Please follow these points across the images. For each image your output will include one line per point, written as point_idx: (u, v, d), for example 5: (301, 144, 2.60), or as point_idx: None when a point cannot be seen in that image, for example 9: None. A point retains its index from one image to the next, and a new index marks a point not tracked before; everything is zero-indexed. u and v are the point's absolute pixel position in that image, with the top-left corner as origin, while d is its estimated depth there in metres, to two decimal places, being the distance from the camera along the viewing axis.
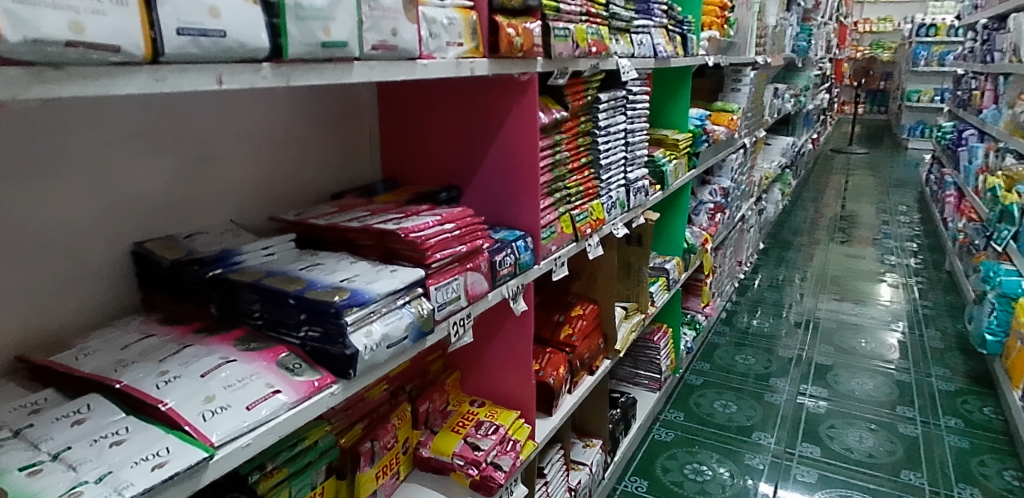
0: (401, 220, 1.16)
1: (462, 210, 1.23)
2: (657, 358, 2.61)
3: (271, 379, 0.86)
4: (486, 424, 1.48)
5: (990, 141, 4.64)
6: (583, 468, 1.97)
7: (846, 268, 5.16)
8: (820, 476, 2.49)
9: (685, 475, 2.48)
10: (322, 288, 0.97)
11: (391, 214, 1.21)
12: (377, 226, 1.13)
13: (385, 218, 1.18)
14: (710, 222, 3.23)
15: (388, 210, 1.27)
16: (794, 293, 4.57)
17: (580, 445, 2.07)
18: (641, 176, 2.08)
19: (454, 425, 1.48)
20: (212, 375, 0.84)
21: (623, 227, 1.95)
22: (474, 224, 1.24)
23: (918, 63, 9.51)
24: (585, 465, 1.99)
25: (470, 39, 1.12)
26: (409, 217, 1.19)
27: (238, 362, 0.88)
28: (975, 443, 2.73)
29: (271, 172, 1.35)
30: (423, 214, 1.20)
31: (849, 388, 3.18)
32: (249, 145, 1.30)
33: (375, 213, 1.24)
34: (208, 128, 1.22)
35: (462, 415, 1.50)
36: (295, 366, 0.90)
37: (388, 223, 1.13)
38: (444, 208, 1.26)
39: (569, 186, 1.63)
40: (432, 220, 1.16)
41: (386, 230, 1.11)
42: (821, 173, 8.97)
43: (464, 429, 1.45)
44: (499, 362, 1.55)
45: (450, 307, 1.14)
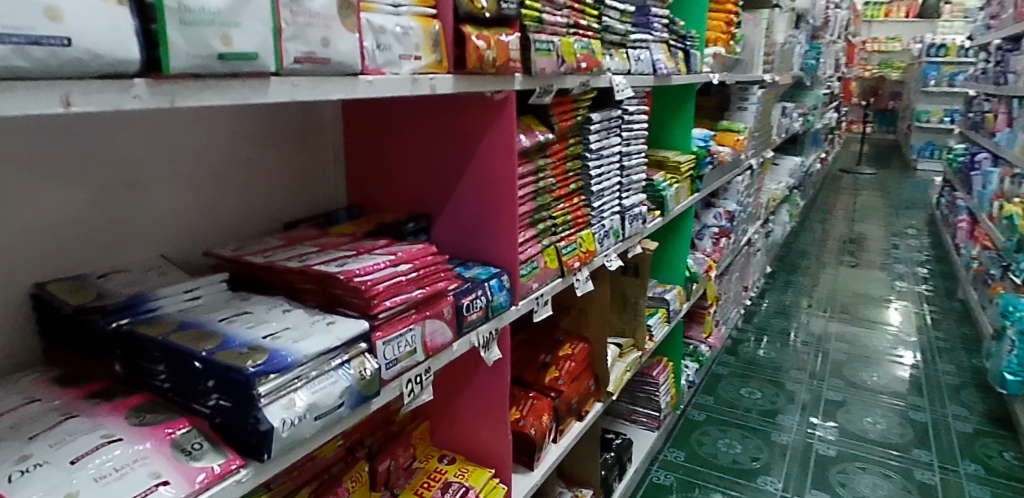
0: (348, 260, 0.99)
1: (423, 248, 1.07)
2: (656, 394, 2.43)
3: (160, 466, 0.71)
4: (454, 485, 1.30)
5: (1006, 165, 4.46)
6: None
7: (856, 293, 4.97)
8: None
9: None
10: (237, 348, 0.81)
11: (341, 251, 1.05)
12: (318, 268, 0.97)
13: (332, 256, 1.02)
14: (714, 247, 3.07)
15: (340, 244, 1.11)
16: (802, 319, 4.38)
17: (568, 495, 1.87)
18: (638, 202, 1.92)
19: (417, 487, 1.31)
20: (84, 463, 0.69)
21: (618, 258, 1.78)
22: (437, 263, 1.07)
23: (929, 83, 9.34)
24: None
25: (431, 51, 0.97)
26: (359, 255, 1.02)
27: (123, 443, 0.72)
28: (996, 493, 2.53)
29: (213, 199, 1.19)
30: (376, 252, 1.04)
31: (860, 427, 2.98)
32: (187, 169, 1.14)
33: (324, 248, 1.08)
34: (136, 151, 1.06)
35: (428, 475, 1.34)
36: (195, 447, 0.75)
37: (332, 265, 0.97)
38: (404, 244, 1.10)
39: (555, 215, 1.47)
40: (384, 261, 1.00)
41: (327, 273, 0.94)
42: (830, 193, 8.78)
43: (428, 493, 1.29)
44: (472, 415, 1.38)
45: (402, 364, 0.98)
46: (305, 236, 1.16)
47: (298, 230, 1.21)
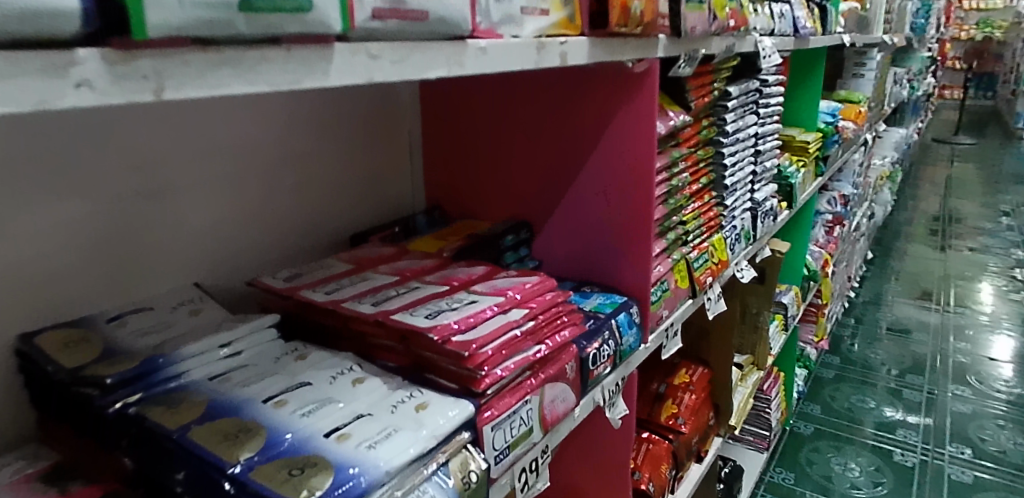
0: (443, 304, 0.71)
1: (542, 279, 0.78)
2: (767, 411, 2.08)
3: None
4: None
5: None
6: None
7: (972, 279, 4.42)
8: None
9: None
10: (288, 460, 0.53)
11: (430, 286, 0.76)
12: (399, 317, 0.68)
13: (419, 295, 0.73)
14: (828, 238, 2.72)
15: (427, 271, 0.82)
16: (915, 310, 3.90)
17: None
18: (769, 194, 1.57)
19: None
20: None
21: (749, 266, 1.46)
22: (563, 300, 0.78)
23: None
24: None
25: (560, 3, 0.66)
26: (455, 294, 0.74)
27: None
28: None
29: (259, 205, 0.91)
30: (478, 288, 0.75)
31: (999, 447, 2.59)
32: (226, 170, 0.86)
33: (407, 279, 0.80)
34: (160, 151, 0.78)
35: None
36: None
37: (422, 313, 0.68)
38: (514, 272, 0.81)
39: (687, 219, 1.14)
40: (492, 306, 0.70)
41: (414, 328, 0.66)
42: (921, 163, 8.03)
43: None
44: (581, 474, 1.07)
45: (514, 452, 0.70)
46: (378, 256, 0.89)
47: (367, 247, 0.93)
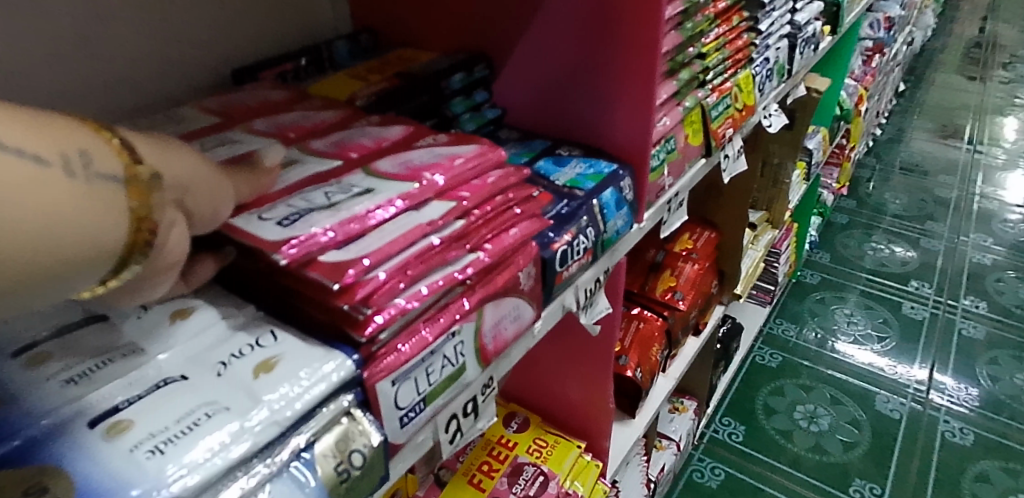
0: (318, 197, 0.46)
1: (480, 154, 0.53)
2: (776, 264, 1.87)
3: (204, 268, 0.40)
4: (529, 469, 0.81)
5: None
6: (668, 446, 1.28)
7: (1006, 113, 4.06)
8: (978, 439, 1.86)
9: (794, 422, 1.86)
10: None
11: (313, 163, 0.51)
12: (239, 220, 0.43)
13: (290, 179, 0.49)
14: (865, 69, 2.40)
15: (321, 132, 0.57)
16: (941, 147, 3.59)
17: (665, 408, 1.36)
18: (811, 17, 1.25)
19: (473, 471, 0.80)
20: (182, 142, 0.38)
21: (779, 111, 1.19)
22: (513, 182, 0.53)
23: None
24: (671, 442, 1.29)
25: None
26: (345, 178, 0.49)
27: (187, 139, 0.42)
28: None
29: (107, 22, 0.62)
30: (383, 166, 0.50)
31: (1016, 302, 2.43)
32: None
33: (286, 145, 0.54)
34: None
35: (491, 443, 0.84)
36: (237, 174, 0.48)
37: (276, 215, 0.44)
38: (446, 137, 0.55)
39: (708, 50, 0.85)
40: (394, 201, 0.46)
41: (256, 241, 0.41)
42: None
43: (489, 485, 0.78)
44: (559, 359, 0.86)
45: (435, 405, 0.49)
46: (258, 104, 0.62)
47: (250, 88, 0.66)
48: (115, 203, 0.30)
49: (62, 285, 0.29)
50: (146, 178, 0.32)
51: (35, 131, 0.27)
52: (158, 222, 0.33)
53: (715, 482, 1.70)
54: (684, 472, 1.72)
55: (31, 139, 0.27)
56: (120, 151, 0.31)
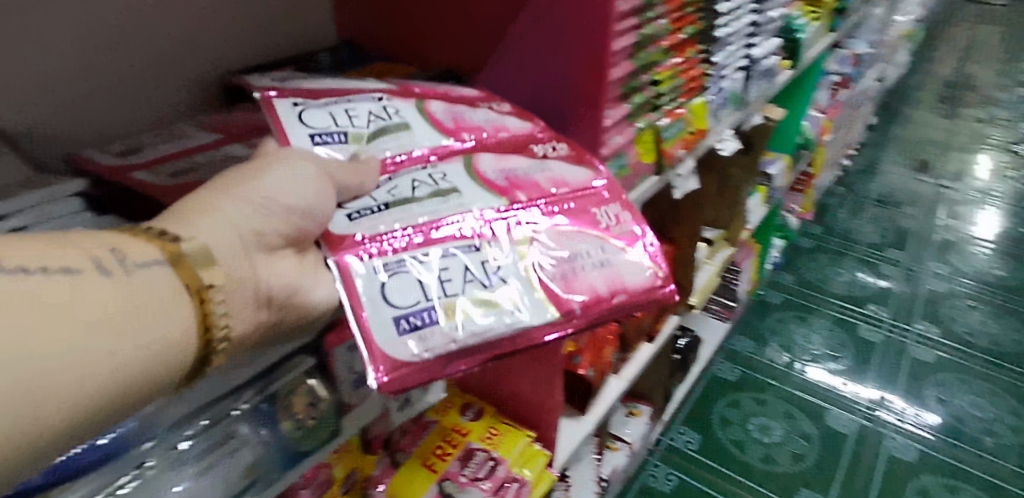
0: (456, 287, 0.54)
1: (650, 252, 0.66)
2: (736, 282, 1.97)
3: None
4: (479, 454, 0.87)
5: None
6: (621, 447, 1.36)
7: (970, 150, 4.23)
8: (920, 455, 1.96)
9: (747, 433, 1.95)
10: None
11: (470, 197, 0.60)
12: (359, 283, 0.50)
13: (440, 219, 0.56)
14: (830, 102, 2.52)
15: (501, 148, 0.67)
16: (906, 180, 3.74)
17: (621, 412, 1.44)
18: (768, 52, 1.36)
19: (427, 454, 0.86)
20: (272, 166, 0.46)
21: (732, 135, 1.29)
22: (649, 305, 0.65)
23: None
24: (624, 443, 1.37)
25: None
26: (501, 243, 0.58)
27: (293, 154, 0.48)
28: None
29: (115, 29, 0.69)
30: (537, 257, 0.59)
31: (967, 328, 2.55)
32: None
33: (409, 98, 0.68)
34: None
35: (447, 431, 0.90)
36: (380, 104, 0.65)
37: (399, 289, 0.52)
38: (623, 221, 0.66)
39: (662, 77, 0.94)
40: (565, 277, 0.60)
41: (351, 305, 0.49)
42: (941, 17, 7.41)
43: (442, 467, 0.85)
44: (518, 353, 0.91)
45: None
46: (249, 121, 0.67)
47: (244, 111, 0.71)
48: (161, 287, 0.38)
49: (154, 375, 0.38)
50: (186, 253, 0.40)
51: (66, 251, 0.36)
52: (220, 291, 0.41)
53: (667, 488, 1.78)
54: (638, 477, 1.80)
55: (62, 258, 0.35)
56: (157, 241, 0.39)
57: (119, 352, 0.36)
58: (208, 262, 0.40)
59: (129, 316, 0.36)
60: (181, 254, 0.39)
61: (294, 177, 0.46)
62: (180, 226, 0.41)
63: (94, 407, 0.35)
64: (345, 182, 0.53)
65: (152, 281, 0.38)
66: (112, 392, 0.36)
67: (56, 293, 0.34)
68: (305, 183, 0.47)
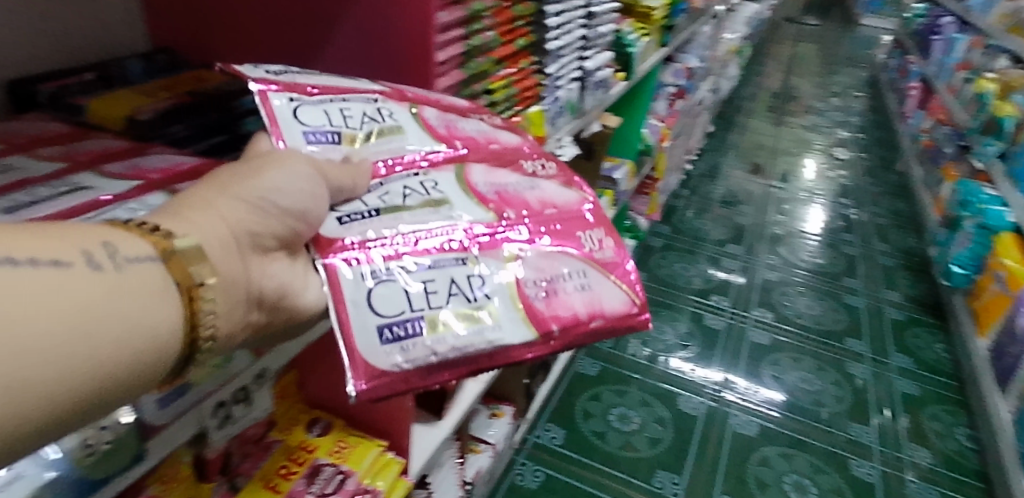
0: (438, 302, 0.59)
1: (633, 282, 0.69)
2: None
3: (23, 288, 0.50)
4: (327, 469, 0.85)
5: (974, 33, 4.18)
6: (485, 449, 1.38)
7: (793, 153, 4.72)
8: (761, 429, 2.15)
9: (608, 424, 2.05)
10: None
11: (454, 212, 0.65)
12: (349, 299, 0.56)
13: (426, 234, 0.61)
14: (668, 111, 2.72)
15: (495, 160, 0.73)
16: (741, 181, 4.10)
17: (483, 415, 1.46)
18: (602, 64, 1.45)
19: (271, 474, 0.82)
20: (266, 171, 0.52)
21: (571, 142, 1.35)
22: (627, 331, 0.68)
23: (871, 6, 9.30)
24: (487, 445, 1.39)
25: None
26: (483, 257, 0.63)
27: (298, 158, 0.55)
28: (924, 389, 2.50)
29: None
30: (523, 272, 0.64)
31: (795, 311, 2.84)
32: None
33: (406, 99, 0.73)
34: None
35: (292, 449, 0.87)
36: (376, 104, 0.69)
37: (387, 300, 0.57)
38: (609, 246, 0.70)
39: (495, 87, 0.97)
40: (541, 289, 0.64)
41: (334, 307, 0.55)
42: (767, 35, 8.21)
43: (288, 487, 0.81)
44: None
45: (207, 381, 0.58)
46: (42, 135, 0.67)
47: (29, 120, 0.70)
48: (151, 280, 0.42)
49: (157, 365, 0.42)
50: (176, 251, 0.44)
51: (58, 245, 0.39)
52: (210, 286, 0.45)
53: (534, 485, 1.82)
54: (506, 477, 1.83)
55: (57, 251, 0.39)
56: (150, 238, 0.44)
57: (119, 339, 0.39)
58: (200, 257, 0.45)
59: (124, 306, 0.40)
60: (174, 250, 0.44)
61: (290, 180, 0.52)
62: (171, 227, 0.46)
63: (97, 393, 0.39)
64: (338, 183, 0.58)
65: (147, 275, 0.42)
66: (104, 384, 0.39)
67: (51, 282, 0.37)
68: (300, 185, 0.53)
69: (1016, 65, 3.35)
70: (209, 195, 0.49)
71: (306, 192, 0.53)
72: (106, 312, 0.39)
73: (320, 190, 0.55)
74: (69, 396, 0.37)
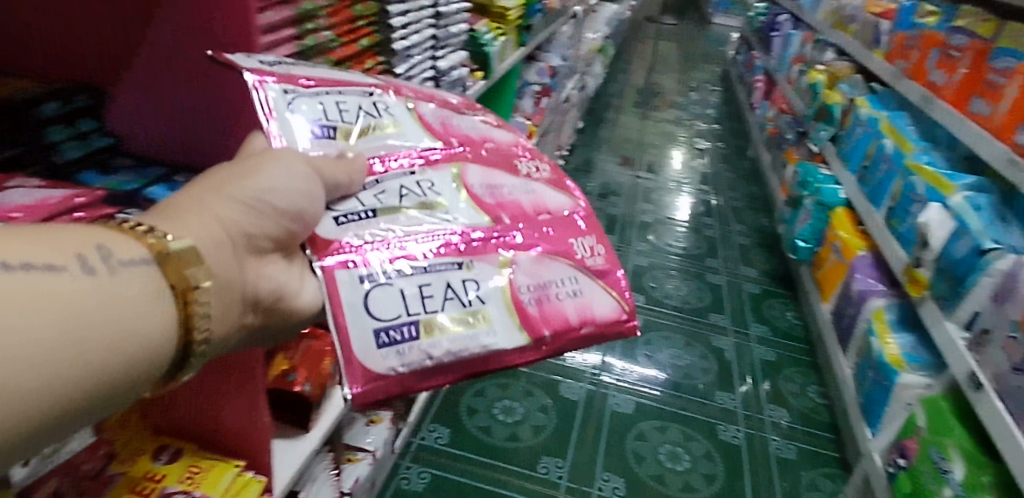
0: (434, 307, 0.70)
1: (625, 292, 0.80)
2: None
3: None
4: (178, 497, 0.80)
5: (805, 29, 4.60)
6: (363, 457, 1.35)
7: (658, 145, 4.99)
8: (637, 406, 2.26)
9: (492, 417, 2.07)
10: None
11: (443, 219, 0.76)
12: (349, 305, 0.66)
13: (426, 241, 0.73)
14: (536, 107, 2.79)
15: (492, 163, 0.85)
16: (611, 173, 4.28)
17: (361, 422, 1.44)
18: (457, 64, 1.47)
19: None
20: (259, 174, 0.60)
21: None
22: (616, 337, 0.79)
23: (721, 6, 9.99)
24: (366, 452, 1.37)
25: None
26: (478, 263, 0.74)
27: (295, 158, 0.63)
28: (780, 355, 2.73)
29: None
30: (515, 277, 0.75)
31: (664, 293, 3.01)
32: None
33: (405, 100, 0.83)
34: None
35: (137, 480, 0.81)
36: (371, 101, 0.79)
37: (384, 305, 0.68)
38: (600, 256, 0.82)
39: None
40: (533, 293, 0.75)
41: (332, 310, 0.66)
42: (629, 34, 8.61)
43: None
44: (217, 386, 0.85)
45: None
46: None
47: None
48: (144, 279, 0.50)
49: (149, 359, 0.50)
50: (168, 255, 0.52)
51: (61, 249, 0.46)
52: (198, 286, 0.53)
53: (420, 487, 1.81)
54: (391, 482, 1.81)
55: (55, 253, 0.46)
56: (145, 241, 0.51)
57: (111, 336, 0.46)
58: (194, 258, 0.53)
59: (114, 307, 0.47)
60: (168, 252, 0.52)
61: (277, 176, 0.61)
62: (165, 228, 0.54)
63: (94, 386, 0.46)
64: (335, 177, 0.68)
65: (137, 276, 0.50)
66: (100, 378, 0.46)
67: (45, 285, 0.44)
68: (291, 182, 0.62)
69: (840, 58, 3.73)
70: (205, 194, 0.58)
71: (295, 189, 0.62)
72: (96, 313, 0.46)
73: (313, 185, 0.64)
74: (66, 390, 0.44)
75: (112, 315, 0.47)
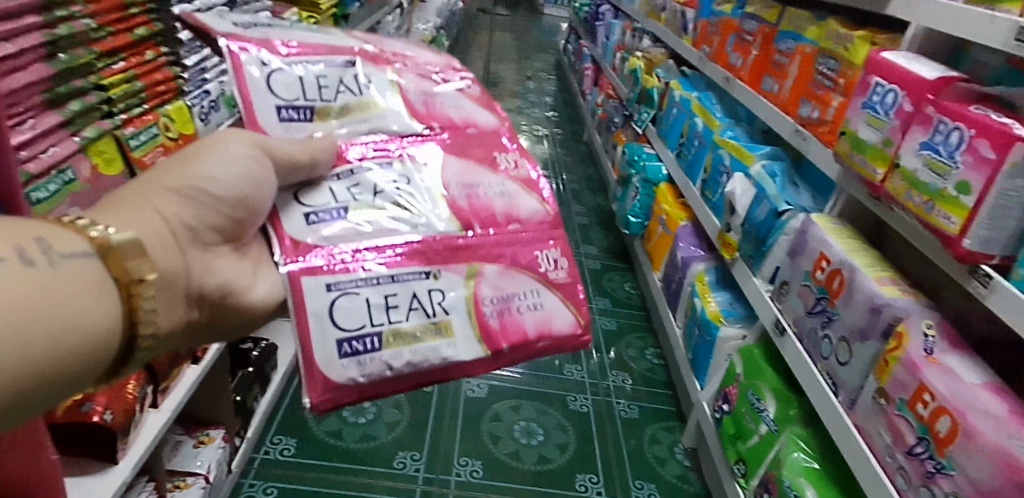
0: (399, 319, 0.76)
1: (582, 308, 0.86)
2: None
3: None
4: None
5: (625, 19, 4.88)
6: (194, 481, 1.26)
7: None
8: (490, 388, 2.30)
9: (343, 420, 2.02)
10: None
11: (412, 227, 0.79)
12: (314, 315, 0.72)
13: (396, 248, 0.77)
14: None
15: (478, 157, 0.87)
16: None
17: (189, 444, 1.35)
18: None
19: None
20: (198, 163, 0.67)
21: None
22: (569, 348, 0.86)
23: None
24: (197, 476, 1.28)
25: None
26: (445, 273, 0.79)
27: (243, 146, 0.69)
28: (620, 323, 2.91)
29: None
30: (479, 288, 0.81)
31: None
32: None
33: (387, 74, 0.85)
34: None
35: None
36: (350, 76, 0.82)
37: (349, 317, 0.74)
38: (563, 269, 0.85)
39: (110, 82, 0.88)
40: (493, 301, 0.81)
41: (298, 317, 0.72)
42: (466, 25, 8.67)
43: None
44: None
45: None
46: None
47: None
48: (86, 272, 0.54)
49: (94, 352, 0.53)
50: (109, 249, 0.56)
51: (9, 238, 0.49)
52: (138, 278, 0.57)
53: None
54: None
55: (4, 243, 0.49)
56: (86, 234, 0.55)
57: (59, 328, 0.49)
58: (138, 252, 0.57)
59: (61, 300, 0.50)
60: (111, 245, 0.56)
61: (224, 165, 0.67)
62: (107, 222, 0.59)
63: (45, 375, 0.49)
64: (293, 158, 0.72)
65: (78, 268, 0.53)
66: (50, 367, 0.49)
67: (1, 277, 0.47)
68: (237, 168, 0.67)
69: (655, 44, 4.00)
70: (149, 187, 0.65)
71: (243, 175, 0.68)
72: (46, 307, 0.49)
73: (266, 174, 0.70)
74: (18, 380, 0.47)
75: (75, 308, 0.51)
